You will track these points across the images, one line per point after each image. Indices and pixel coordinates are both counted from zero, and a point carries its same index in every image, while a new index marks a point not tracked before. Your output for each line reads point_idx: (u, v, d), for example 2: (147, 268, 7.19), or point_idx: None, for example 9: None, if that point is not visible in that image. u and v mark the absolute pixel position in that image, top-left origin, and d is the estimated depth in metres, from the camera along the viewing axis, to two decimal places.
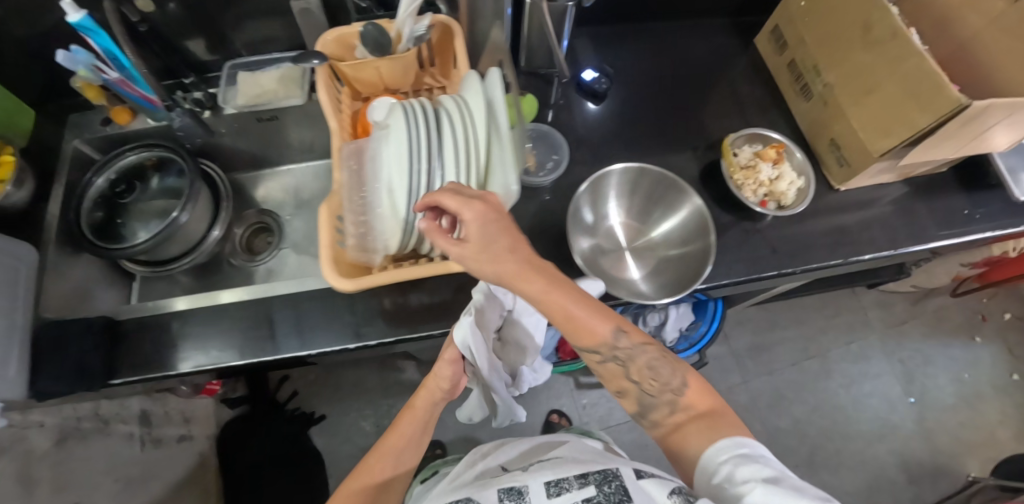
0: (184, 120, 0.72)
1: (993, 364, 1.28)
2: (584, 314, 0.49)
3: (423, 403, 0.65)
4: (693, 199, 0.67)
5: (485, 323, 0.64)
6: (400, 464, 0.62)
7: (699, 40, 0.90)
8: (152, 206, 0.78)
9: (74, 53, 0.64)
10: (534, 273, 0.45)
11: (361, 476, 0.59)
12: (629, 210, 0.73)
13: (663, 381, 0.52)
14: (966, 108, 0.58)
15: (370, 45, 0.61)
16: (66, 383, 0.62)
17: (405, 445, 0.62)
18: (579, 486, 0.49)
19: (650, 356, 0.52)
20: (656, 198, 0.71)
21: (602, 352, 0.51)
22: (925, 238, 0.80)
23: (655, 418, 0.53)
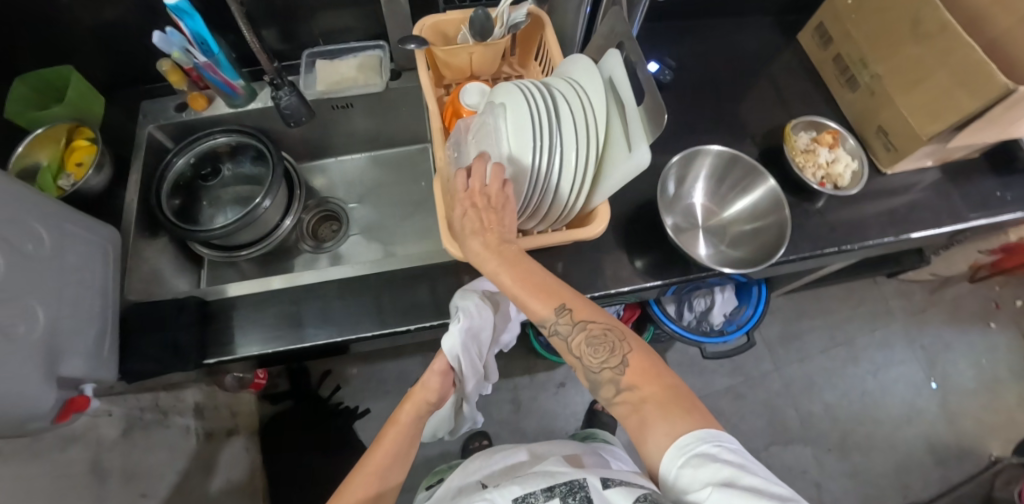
0: (291, 99, 0.71)
1: (1008, 349, 1.34)
2: (542, 287, 0.53)
3: (407, 418, 0.64)
4: (768, 180, 0.72)
5: (479, 333, 0.66)
6: (387, 480, 0.60)
7: (748, 36, 0.95)
8: (226, 195, 0.80)
9: (170, 35, 0.66)
10: (494, 255, 0.53)
11: (353, 491, 0.58)
12: (711, 191, 0.77)
13: (602, 357, 0.51)
14: (1014, 93, 0.63)
15: (475, 30, 0.64)
16: (163, 362, 0.63)
17: (389, 461, 0.60)
18: (545, 499, 0.51)
19: (591, 331, 0.52)
20: (729, 181, 0.76)
21: (546, 325, 0.53)
22: (966, 220, 0.85)
23: (605, 396, 0.52)
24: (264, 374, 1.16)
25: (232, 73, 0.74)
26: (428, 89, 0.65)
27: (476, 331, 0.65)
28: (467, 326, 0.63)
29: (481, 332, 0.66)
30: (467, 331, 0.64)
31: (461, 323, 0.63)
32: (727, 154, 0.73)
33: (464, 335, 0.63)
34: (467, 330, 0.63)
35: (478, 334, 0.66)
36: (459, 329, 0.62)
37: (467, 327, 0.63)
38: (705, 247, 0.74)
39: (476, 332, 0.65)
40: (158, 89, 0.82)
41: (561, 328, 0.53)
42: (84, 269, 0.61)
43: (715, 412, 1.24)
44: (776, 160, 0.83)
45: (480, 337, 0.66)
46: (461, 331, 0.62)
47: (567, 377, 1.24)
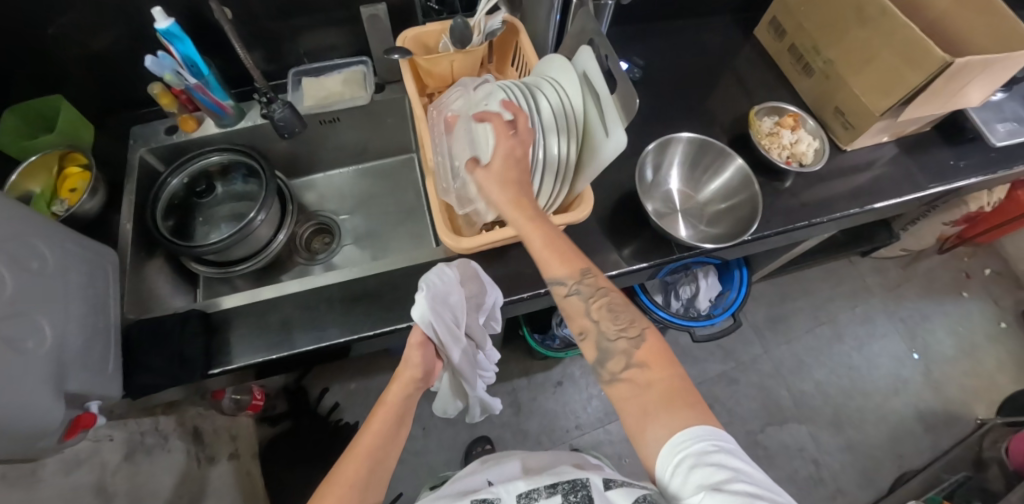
0: (285, 111, 0.73)
1: (982, 315, 1.40)
2: (569, 251, 0.54)
3: (396, 397, 0.59)
4: (736, 159, 0.76)
5: (449, 302, 0.62)
6: (381, 461, 0.55)
7: (709, 33, 1.01)
8: (221, 212, 0.82)
9: (161, 58, 0.68)
10: (530, 207, 0.53)
11: (343, 474, 0.52)
12: (684, 178, 0.82)
13: (622, 326, 0.53)
14: (950, 65, 0.70)
15: (455, 37, 0.68)
16: (169, 372, 0.64)
17: (381, 442, 0.56)
18: (547, 495, 0.51)
19: (612, 298, 0.54)
20: (702, 166, 0.81)
21: (567, 284, 0.53)
22: (925, 187, 0.90)
23: (611, 369, 0.51)
24: (261, 395, 1.15)
25: (221, 93, 0.77)
26: (414, 97, 0.69)
27: (444, 301, 0.61)
28: (432, 295, 0.60)
29: (451, 302, 0.62)
30: (435, 302, 0.59)
31: (427, 292, 0.59)
32: (698, 141, 0.78)
33: (431, 307, 0.59)
34: (433, 300, 0.59)
35: (449, 302, 0.62)
36: (423, 300, 0.58)
37: (435, 295, 0.60)
38: (685, 228, 0.78)
39: (446, 303, 0.61)
40: (148, 114, 0.84)
41: (582, 289, 0.53)
42: (86, 286, 0.62)
43: (711, 398, 1.27)
44: (745, 144, 0.88)
45: (452, 308, 0.62)
46: (426, 300, 0.58)
47: (564, 375, 1.25)
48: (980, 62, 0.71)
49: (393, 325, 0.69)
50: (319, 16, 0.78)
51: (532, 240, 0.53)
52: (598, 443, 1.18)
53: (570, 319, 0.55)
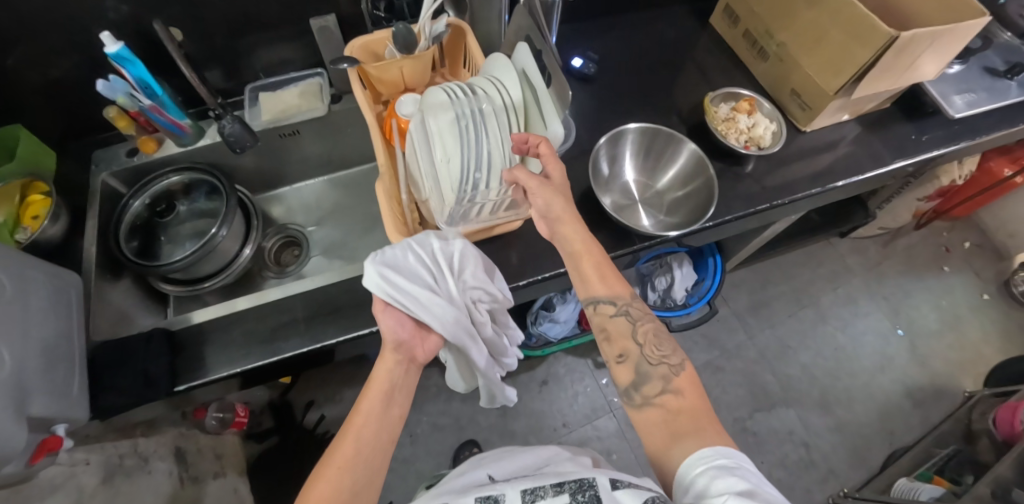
0: (234, 126, 0.76)
1: (964, 288, 1.42)
2: (611, 273, 0.60)
3: (386, 371, 0.58)
4: (689, 144, 0.77)
5: (406, 268, 0.59)
6: (375, 444, 0.54)
7: (665, 24, 1.01)
8: (185, 229, 0.82)
9: (113, 82, 0.69)
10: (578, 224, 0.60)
11: (337, 455, 0.52)
12: (640, 168, 0.82)
13: (664, 353, 0.56)
14: (896, 39, 0.70)
15: (399, 43, 0.69)
16: (135, 391, 0.64)
17: (374, 424, 0.55)
18: (553, 494, 0.50)
19: (656, 327, 0.59)
20: (656, 155, 0.81)
21: (618, 303, 0.58)
22: (886, 163, 0.91)
23: (645, 393, 0.54)
24: (245, 412, 1.15)
25: (178, 113, 0.78)
26: (365, 103, 0.69)
27: (398, 266, 0.58)
28: (384, 261, 0.58)
29: (406, 266, 0.59)
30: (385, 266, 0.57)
31: (377, 258, 0.57)
32: (647, 129, 0.78)
33: (381, 271, 0.57)
34: (383, 264, 0.57)
35: (407, 265, 0.59)
36: (372, 267, 0.57)
37: (386, 261, 0.58)
38: (646, 218, 0.79)
39: (401, 269, 0.58)
40: (108, 138, 0.84)
41: (631, 308, 0.58)
42: (47, 311, 0.62)
43: None
44: (702, 131, 0.88)
45: (409, 274, 0.58)
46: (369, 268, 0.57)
47: (548, 374, 1.26)
48: (928, 34, 0.72)
49: (354, 330, 0.69)
50: (271, 32, 0.79)
51: (577, 249, 0.60)
52: (586, 439, 1.19)
53: (611, 341, 0.58)
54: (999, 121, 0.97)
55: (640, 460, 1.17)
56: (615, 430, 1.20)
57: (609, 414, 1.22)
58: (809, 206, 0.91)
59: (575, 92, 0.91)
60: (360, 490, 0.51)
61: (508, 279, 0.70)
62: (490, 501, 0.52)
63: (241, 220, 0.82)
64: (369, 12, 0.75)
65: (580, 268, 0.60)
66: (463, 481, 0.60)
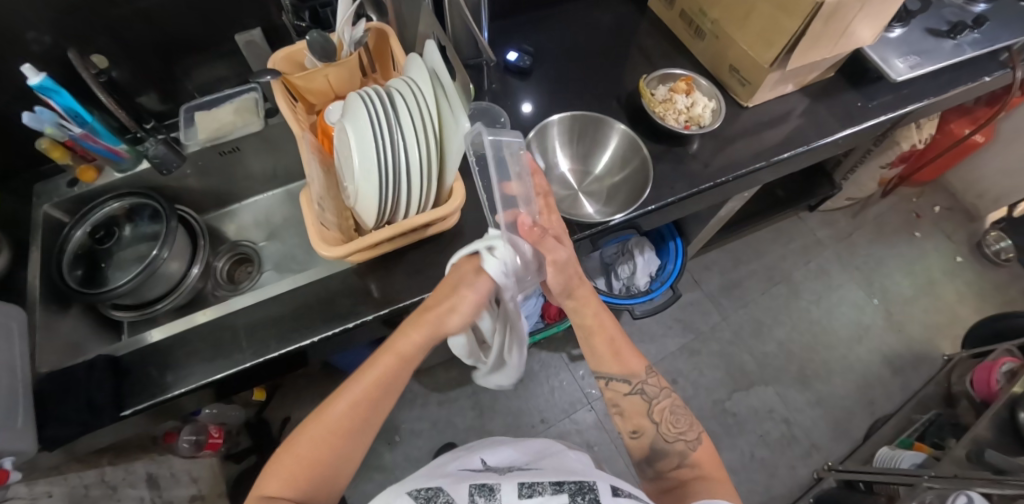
0: (159, 148, 0.78)
1: (938, 252, 1.47)
2: (625, 350, 0.61)
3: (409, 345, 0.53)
4: (618, 126, 0.81)
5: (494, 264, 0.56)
6: (372, 416, 0.51)
7: (603, 11, 1.00)
8: (128, 254, 0.81)
9: (39, 113, 0.69)
10: (589, 303, 0.59)
11: (329, 416, 0.50)
12: (573, 155, 0.86)
13: (681, 430, 0.60)
14: (822, 6, 0.67)
15: (317, 53, 0.68)
16: (82, 420, 0.63)
17: (378, 397, 0.52)
18: (553, 491, 0.46)
19: (672, 403, 0.61)
20: (588, 139, 0.85)
21: (631, 382, 0.61)
22: (832, 131, 0.90)
23: (660, 468, 0.59)
24: (220, 433, 1.14)
25: (113, 139, 0.78)
26: (290, 113, 0.68)
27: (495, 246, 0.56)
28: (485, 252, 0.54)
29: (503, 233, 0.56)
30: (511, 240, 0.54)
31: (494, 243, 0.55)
32: (571, 117, 0.82)
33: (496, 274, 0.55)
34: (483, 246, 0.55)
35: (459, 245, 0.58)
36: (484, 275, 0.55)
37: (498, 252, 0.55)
38: (587, 205, 0.84)
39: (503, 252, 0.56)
40: (50, 170, 0.82)
41: (647, 387, 0.61)
42: None
43: (675, 372, 1.27)
44: (641, 116, 0.87)
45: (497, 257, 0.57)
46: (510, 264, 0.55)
47: (524, 371, 1.28)
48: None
49: (297, 342, 0.69)
50: (200, 51, 0.81)
51: (590, 324, 0.59)
52: (567, 432, 1.21)
53: (627, 416, 0.62)
54: (947, 82, 0.97)
55: (618, 450, 1.20)
56: (594, 423, 1.23)
57: (586, 407, 1.24)
58: (770, 177, 0.91)
59: (515, 85, 0.90)
60: (337, 462, 0.50)
61: None
62: (486, 491, 0.46)
63: (185, 240, 0.83)
64: (292, 22, 0.76)
65: (592, 343, 0.60)
66: (446, 465, 0.53)
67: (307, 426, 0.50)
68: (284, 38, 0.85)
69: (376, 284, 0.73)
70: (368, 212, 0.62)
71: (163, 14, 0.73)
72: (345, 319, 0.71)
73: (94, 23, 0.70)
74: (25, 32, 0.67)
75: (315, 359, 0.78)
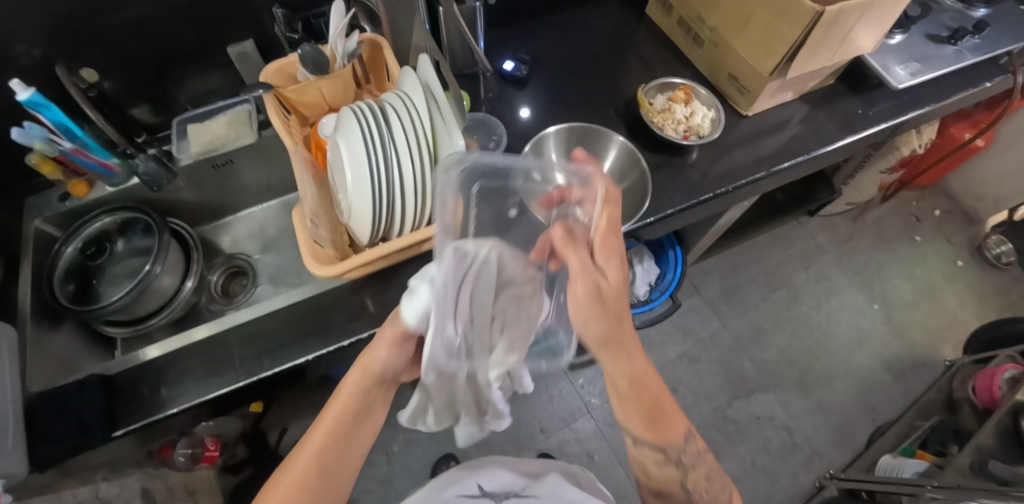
0: (148, 164, 0.77)
1: (939, 256, 1.46)
2: (665, 417, 0.58)
3: (351, 387, 0.56)
4: (618, 140, 0.81)
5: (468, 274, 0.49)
6: (336, 462, 0.56)
7: (600, 18, 0.99)
8: (119, 270, 0.80)
9: (28, 129, 0.68)
10: (629, 359, 0.56)
11: (297, 470, 0.54)
12: None
13: (714, 495, 0.59)
14: (822, 14, 0.66)
15: (310, 66, 0.67)
16: (72, 441, 0.62)
17: (336, 440, 0.56)
18: None
19: (707, 468, 0.60)
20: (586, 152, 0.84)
21: (671, 453, 0.59)
22: (833, 139, 0.89)
23: None
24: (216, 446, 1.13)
25: (104, 153, 0.77)
26: (282, 126, 0.67)
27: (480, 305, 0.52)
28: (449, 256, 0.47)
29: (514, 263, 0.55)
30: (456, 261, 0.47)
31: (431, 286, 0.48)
32: (569, 130, 0.81)
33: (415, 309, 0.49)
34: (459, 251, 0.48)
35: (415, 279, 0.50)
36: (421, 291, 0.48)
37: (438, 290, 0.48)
38: None
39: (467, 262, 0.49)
40: (41, 183, 0.81)
41: (685, 458, 0.59)
42: None
43: (675, 381, 1.26)
44: (640, 126, 0.86)
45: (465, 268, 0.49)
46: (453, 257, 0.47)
47: None
48: (856, 7, 0.68)
49: (291, 359, 0.68)
50: (192, 63, 0.80)
51: (623, 391, 0.57)
52: (566, 442, 1.20)
53: (652, 476, 0.61)
54: (947, 88, 0.95)
55: (619, 460, 1.19)
56: (594, 432, 1.22)
57: (586, 416, 1.24)
58: (771, 185, 0.90)
59: (511, 95, 0.89)
60: None
61: None
62: None
63: (178, 254, 0.82)
64: (284, 34, 0.75)
65: (625, 409, 0.58)
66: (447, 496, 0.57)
67: (273, 487, 0.53)
68: (277, 50, 0.84)
69: (371, 299, 0.72)
70: (361, 229, 0.61)
71: (154, 26, 0.72)
72: (339, 338, 0.69)
73: (83, 35, 0.69)
74: (14, 46, 0.66)
75: (309, 376, 0.76)
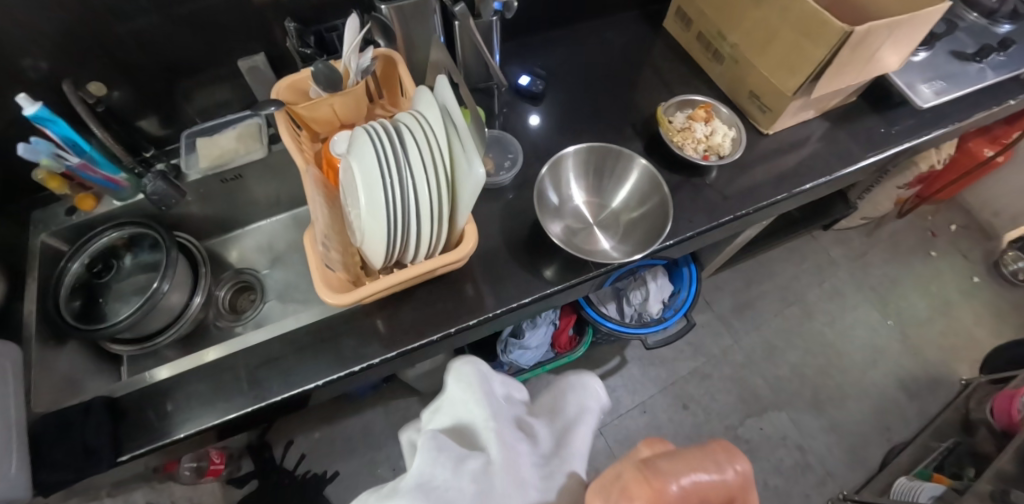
0: (155, 183, 0.74)
1: (955, 272, 1.43)
2: None
3: None
4: (639, 161, 0.79)
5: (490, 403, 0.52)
6: None
7: (617, 31, 0.97)
8: (127, 286, 0.79)
9: (35, 144, 0.67)
10: None
11: None
12: (589, 188, 0.83)
13: None
14: (851, 35, 0.64)
15: (323, 82, 0.66)
16: (76, 467, 0.60)
17: None
18: None
19: None
20: (605, 171, 0.82)
21: None
22: (855, 159, 0.87)
23: None
24: (221, 458, 1.12)
25: (112, 168, 0.75)
26: (293, 145, 0.65)
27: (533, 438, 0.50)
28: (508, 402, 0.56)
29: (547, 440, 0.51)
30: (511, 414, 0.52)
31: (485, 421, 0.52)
32: (587, 149, 0.79)
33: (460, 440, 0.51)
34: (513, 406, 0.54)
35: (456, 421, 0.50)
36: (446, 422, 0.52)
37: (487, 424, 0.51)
38: (604, 241, 0.79)
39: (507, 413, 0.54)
40: (47, 197, 0.80)
41: None
42: None
43: (685, 397, 1.24)
44: (657, 144, 0.85)
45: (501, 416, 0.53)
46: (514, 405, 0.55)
47: None
48: (885, 27, 0.65)
49: (301, 384, 0.67)
50: (202, 76, 0.78)
51: None
52: None
53: None
54: (972, 105, 0.93)
55: None
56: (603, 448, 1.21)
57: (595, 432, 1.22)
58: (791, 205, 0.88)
59: (526, 111, 0.87)
60: None
61: (455, 320, 0.70)
62: None
63: (186, 270, 0.80)
64: (297, 49, 0.73)
65: None
66: None
67: None
68: (288, 62, 0.82)
69: (383, 321, 0.70)
70: (375, 253, 0.60)
71: (163, 38, 0.71)
72: (350, 363, 0.68)
73: (91, 47, 0.67)
74: (21, 60, 0.64)
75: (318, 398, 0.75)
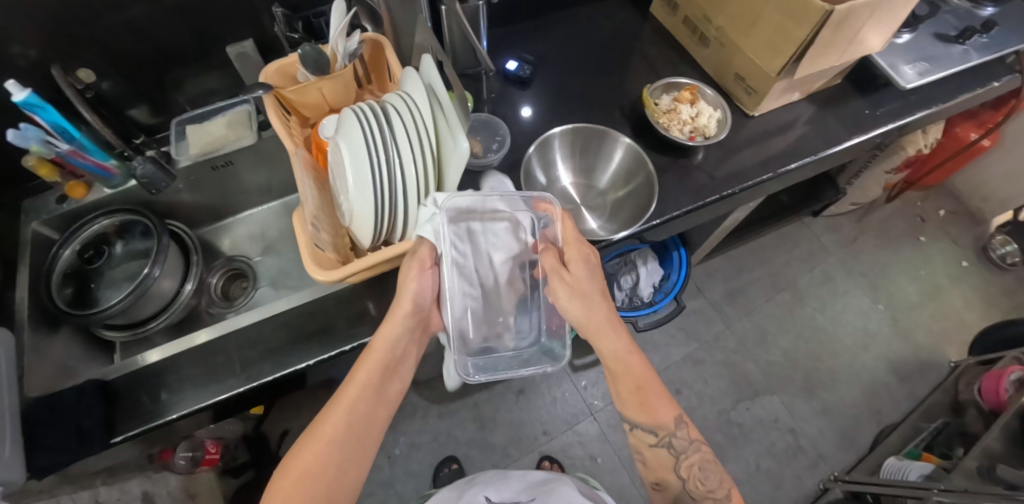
0: (145, 166, 0.75)
1: (944, 257, 1.45)
2: (653, 400, 0.60)
3: (385, 342, 0.58)
4: (624, 140, 0.80)
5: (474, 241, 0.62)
6: (362, 423, 0.55)
7: (605, 18, 0.98)
8: (119, 273, 0.78)
9: (24, 130, 0.67)
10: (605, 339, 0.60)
11: (325, 425, 0.53)
12: (576, 170, 0.84)
13: (710, 488, 0.58)
14: (831, 13, 0.65)
15: (310, 66, 0.67)
16: (70, 448, 0.61)
17: (368, 395, 0.56)
18: None
19: (703, 458, 0.59)
20: (592, 153, 0.83)
21: (659, 435, 0.60)
22: (840, 140, 0.88)
23: None
24: (217, 448, 1.12)
25: (102, 155, 0.76)
26: (282, 127, 0.66)
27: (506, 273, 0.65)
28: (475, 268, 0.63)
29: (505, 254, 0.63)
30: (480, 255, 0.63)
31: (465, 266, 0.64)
32: (573, 131, 0.80)
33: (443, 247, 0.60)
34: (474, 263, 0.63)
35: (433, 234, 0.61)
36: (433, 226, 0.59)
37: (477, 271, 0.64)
38: (591, 220, 0.82)
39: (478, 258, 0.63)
40: (38, 186, 0.80)
41: (675, 442, 0.60)
42: None
43: (678, 383, 1.25)
44: (645, 127, 0.85)
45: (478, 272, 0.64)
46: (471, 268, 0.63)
47: (524, 383, 1.27)
48: (866, 6, 0.66)
49: (292, 364, 0.67)
50: (190, 64, 0.79)
51: (612, 369, 0.60)
52: (569, 445, 1.20)
53: (650, 468, 0.61)
54: (955, 87, 0.94)
55: (622, 462, 1.19)
56: (597, 434, 1.22)
57: (589, 418, 1.24)
58: (776, 187, 0.89)
59: (515, 96, 0.88)
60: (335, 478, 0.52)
61: None
62: None
63: (178, 256, 0.80)
64: (284, 34, 0.74)
65: (616, 389, 0.61)
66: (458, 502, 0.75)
67: (301, 447, 0.52)
68: (277, 48, 0.83)
69: (373, 302, 0.71)
70: (363, 232, 0.60)
71: (151, 26, 0.71)
72: (340, 343, 0.68)
73: (78, 34, 0.68)
74: (11, 47, 0.65)
75: (311, 380, 0.76)
